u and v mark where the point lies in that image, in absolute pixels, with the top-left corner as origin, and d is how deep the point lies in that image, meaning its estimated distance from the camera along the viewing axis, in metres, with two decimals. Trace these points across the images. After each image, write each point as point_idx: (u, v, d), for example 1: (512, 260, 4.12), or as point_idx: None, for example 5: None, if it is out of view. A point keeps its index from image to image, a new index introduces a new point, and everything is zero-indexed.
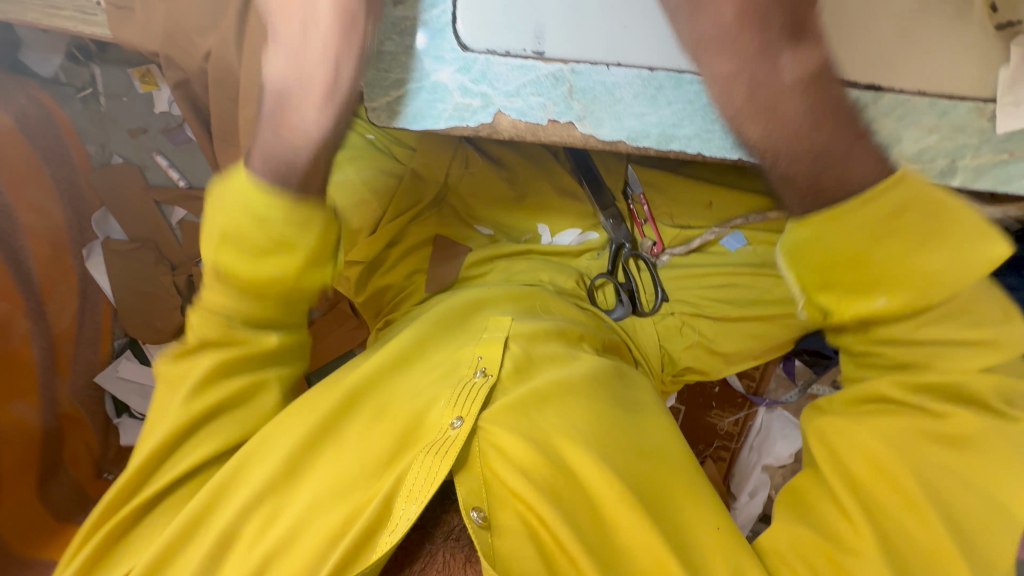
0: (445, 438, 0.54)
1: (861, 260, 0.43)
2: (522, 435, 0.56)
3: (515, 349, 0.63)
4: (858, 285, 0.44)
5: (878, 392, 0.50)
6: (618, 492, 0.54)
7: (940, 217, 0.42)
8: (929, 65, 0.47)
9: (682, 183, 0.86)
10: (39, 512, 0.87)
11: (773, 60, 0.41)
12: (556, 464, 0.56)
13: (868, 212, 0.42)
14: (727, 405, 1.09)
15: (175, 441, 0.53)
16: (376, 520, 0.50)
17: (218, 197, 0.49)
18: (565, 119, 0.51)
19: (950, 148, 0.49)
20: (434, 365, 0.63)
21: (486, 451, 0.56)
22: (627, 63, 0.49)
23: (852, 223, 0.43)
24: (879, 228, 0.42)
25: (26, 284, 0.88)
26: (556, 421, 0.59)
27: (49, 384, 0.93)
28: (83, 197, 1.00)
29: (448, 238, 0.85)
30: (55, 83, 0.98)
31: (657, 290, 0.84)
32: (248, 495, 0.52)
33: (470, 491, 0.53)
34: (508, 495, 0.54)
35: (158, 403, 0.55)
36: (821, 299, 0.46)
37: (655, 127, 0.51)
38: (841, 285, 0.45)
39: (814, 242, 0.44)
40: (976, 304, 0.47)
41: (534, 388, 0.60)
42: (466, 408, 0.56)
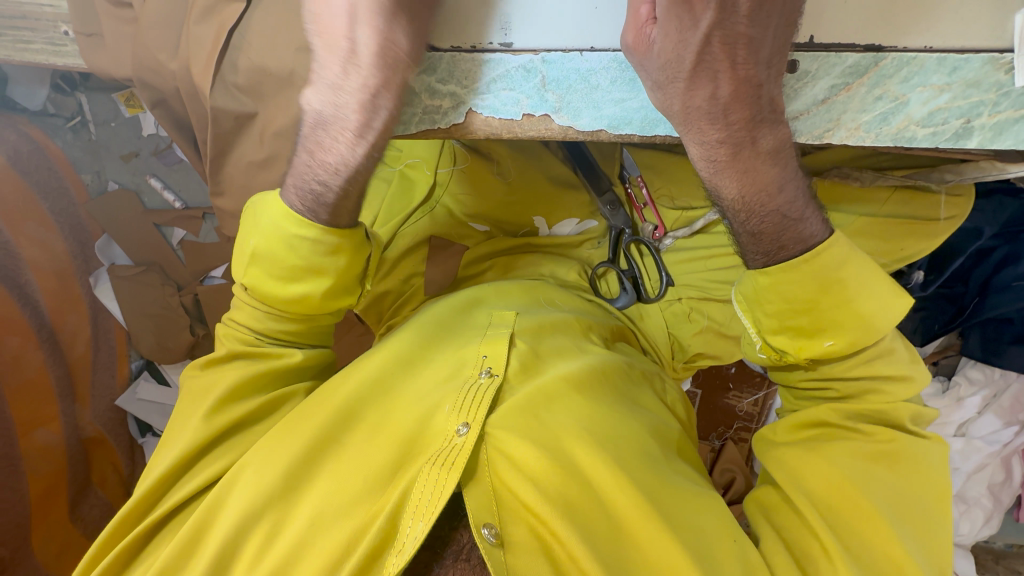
0: (452, 446, 0.53)
1: (811, 308, 0.49)
2: (531, 440, 0.54)
3: (521, 345, 0.62)
4: (807, 330, 0.51)
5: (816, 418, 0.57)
6: (631, 496, 0.53)
7: (872, 274, 0.49)
8: (936, 17, 0.42)
9: (680, 163, 0.82)
10: (72, 532, 0.92)
11: (756, 132, 0.44)
12: (568, 471, 0.53)
13: (815, 277, 0.48)
14: (745, 386, 1.04)
15: (187, 463, 0.57)
16: (382, 540, 0.50)
17: (259, 220, 0.56)
18: (541, 113, 0.49)
19: (964, 107, 0.44)
20: (439, 366, 0.61)
21: (496, 463, 0.54)
22: (600, 46, 0.46)
23: (801, 285, 0.49)
24: (824, 282, 0.48)
25: (36, 317, 0.89)
26: (566, 421, 0.56)
27: (70, 411, 0.95)
28: (84, 226, 1.01)
29: (443, 238, 0.82)
30: (43, 115, 1.00)
31: (662, 274, 0.80)
32: (243, 515, 0.52)
33: (480, 506, 0.51)
34: (519, 506, 0.52)
35: (173, 425, 0.60)
36: (780, 340, 0.53)
37: (637, 112, 0.48)
38: (797, 328, 0.51)
39: (772, 290, 0.50)
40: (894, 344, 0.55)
41: (541, 386, 0.58)
42: (471, 414, 0.55)
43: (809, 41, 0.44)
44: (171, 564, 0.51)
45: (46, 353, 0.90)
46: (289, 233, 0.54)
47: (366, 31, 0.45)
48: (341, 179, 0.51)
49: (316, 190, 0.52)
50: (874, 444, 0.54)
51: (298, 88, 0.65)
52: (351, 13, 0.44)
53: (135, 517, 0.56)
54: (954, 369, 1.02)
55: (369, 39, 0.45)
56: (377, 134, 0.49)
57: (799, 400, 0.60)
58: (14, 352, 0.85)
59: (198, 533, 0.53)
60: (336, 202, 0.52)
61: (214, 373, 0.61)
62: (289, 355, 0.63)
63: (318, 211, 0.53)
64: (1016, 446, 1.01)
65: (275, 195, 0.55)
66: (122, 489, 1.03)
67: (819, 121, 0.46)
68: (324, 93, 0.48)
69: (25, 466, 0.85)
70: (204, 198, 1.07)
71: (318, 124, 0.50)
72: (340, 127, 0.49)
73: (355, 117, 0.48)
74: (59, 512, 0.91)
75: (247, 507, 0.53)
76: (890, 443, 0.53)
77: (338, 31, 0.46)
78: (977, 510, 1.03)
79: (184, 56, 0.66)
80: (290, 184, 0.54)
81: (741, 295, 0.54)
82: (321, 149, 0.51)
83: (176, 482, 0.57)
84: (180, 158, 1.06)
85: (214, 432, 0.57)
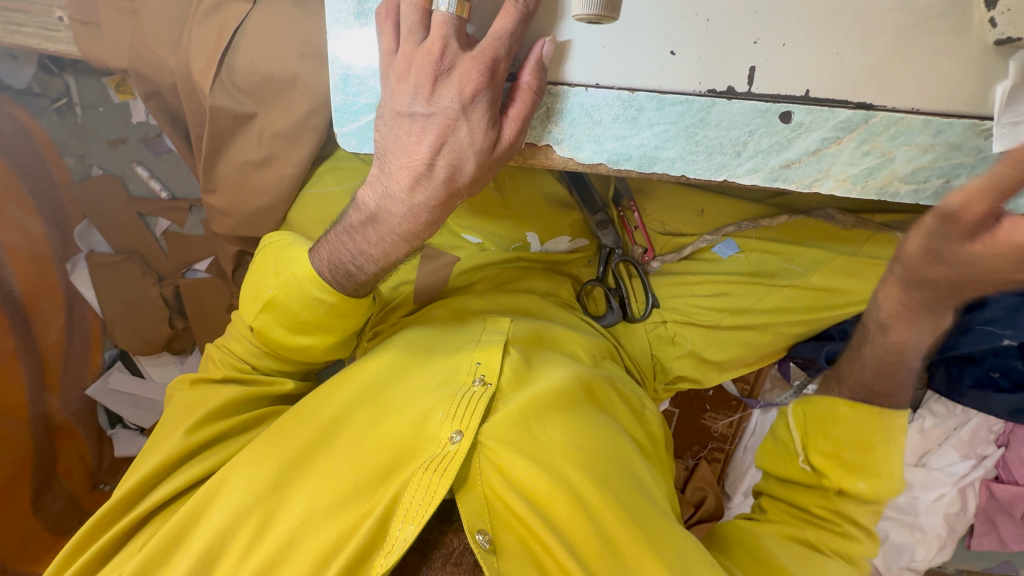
0: (444, 453, 0.54)
1: (865, 446, 0.60)
2: (527, 456, 0.55)
3: (513, 354, 0.63)
4: (850, 466, 0.60)
5: (786, 438, 0.66)
6: (615, 516, 0.54)
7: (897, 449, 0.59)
8: (924, 81, 0.44)
9: (674, 190, 0.83)
10: (31, 526, 0.89)
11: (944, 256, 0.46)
12: (562, 486, 0.55)
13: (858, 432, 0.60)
14: (721, 407, 1.07)
15: (166, 469, 0.57)
16: (371, 540, 0.50)
17: (275, 267, 0.56)
18: (544, 141, 0.49)
19: (945, 168, 0.46)
20: (433, 370, 0.61)
21: (490, 475, 0.55)
22: (605, 83, 0.46)
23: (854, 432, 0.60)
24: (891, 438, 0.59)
25: (9, 301, 0.87)
26: (557, 436, 0.57)
27: (39, 399, 0.93)
28: (65, 210, 0.98)
29: (436, 247, 0.83)
30: (28, 94, 0.97)
31: (647, 296, 0.82)
32: (232, 510, 0.52)
33: (474, 513, 0.53)
34: (511, 515, 0.54)
35: (160, 430, 0.60)
36: (813, 456, 0.62)
37: (636, 150, 0.48)
38: (844, 461, 0.60)
39: (820, 411, 0.63)
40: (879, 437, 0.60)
41: (533, 397, 0.59)
42: (465, 421, 0.55)
43: (804, 94, 0.45)
44: (149, 561, 0.50)
45: (17, 339, 0.88)
46: (310, 293, 0.53)
47: (451, 164, 0.46)
48: (378, 268, 0.52)
49: (350, 269, 0.52)
50: (846, 477, 0.60)
51: (300, 93, 0.65)
52: (437, 141, 0.46)
53: (108, 521, 0.55)
54: (919, 401, 1.08)
55: (447, 169, 0.47)
56: (420, 242, 0.51)
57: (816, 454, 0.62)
58: None
59: (175, 534, 0.52)
60: (368, 283, 0.53)
61: (207, 388, 0.62)
62: (280, 383, 0.64)
63: (345, 278, 0.53)
64: (973, 478, 1.06)
65: (305, 255, 0.55)
66: (86, 482, 1.01)
67: (809, 170, 0.47)
68: (382, 193, 0.49)
69: None
70: (193, 190, 1.05)
71: (369, 215, 0.51)
72: (392, 227, 0.50)
73: (405, 225, 0.50)
74: (20, 503, 0.88)
75: (237, 504, 0.52)
76: (863, 484, 0.59)
77: (415, 152, 0.47)
78: (932, 537, 1.07)
79: (184, 52, 0.65)
80: (323, 254, 0.53)
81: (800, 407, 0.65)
82: (366, 242, 0.51)
83: (157, 482, 0.57)
84: (169, 148, 1.03)
85: (196, 442, 0.57)
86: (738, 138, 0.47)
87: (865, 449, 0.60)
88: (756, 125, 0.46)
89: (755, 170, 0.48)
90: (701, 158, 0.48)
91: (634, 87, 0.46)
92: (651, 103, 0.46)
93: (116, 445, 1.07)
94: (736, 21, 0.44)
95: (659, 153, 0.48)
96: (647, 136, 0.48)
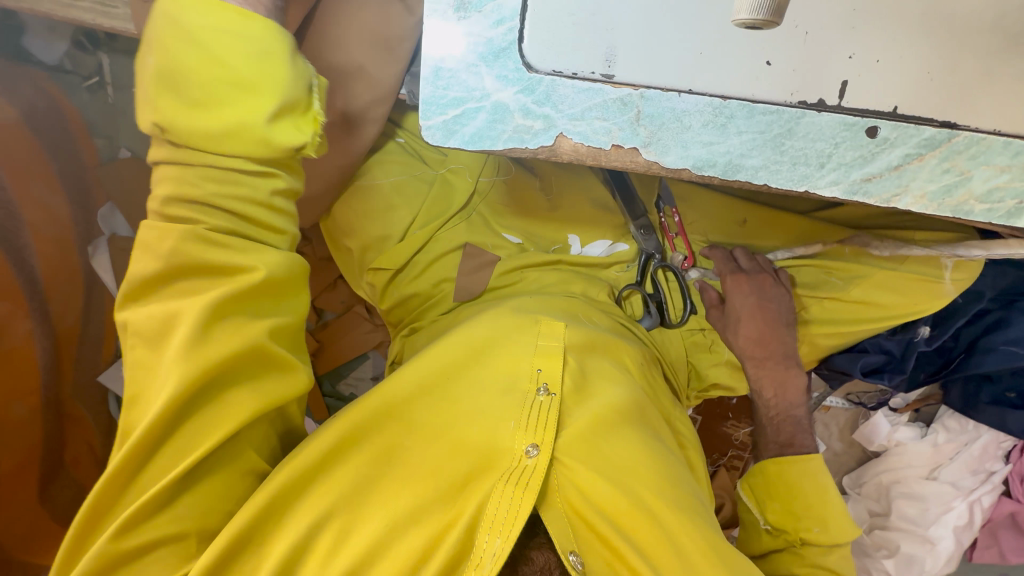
0: (522, 466, 0.54)
1: (798, 495, 0.72)
2: (601, 473, 0.56)
3: (572, 364, 0.62)
4: (798, 516, 0.71)
5: (745, 510, 0.77)
6: (693, 535, 0.55)
7: (822, 491, 0.72)
8: (1009, 104, 0.45)
9: (716, 199, 0.84)
10: (39, 516, 0.86)
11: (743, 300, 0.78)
12: (638, 505, 0.55)
13: (787, 484, 0.73)
14: (743, 416, 1.09)
15: (173, 419, 0.46)
16: (459, 550, 0.50)
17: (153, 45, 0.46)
18: (630, 145, 0.48)
19: (1020, 189, 0.48)
20: (493, 377, 0.60)
21: (567, 491, 0.56)
22: (698, 90, 0.46)
23: (781, 487, 0.73)
24: (811, 482, 0.72)
25: (29, 282, 0.84)
26: (627, 453, 0.58)
27: (51, 383, 0.90)
28: (90, 191, 0.96)
29: (477, 245, 0.82)
30: (61, 71, 0.94)
31: (686, 302, 0.82)
32: (313, 516, 0.50)
33: (563, 533, 0.53)
34: (592, 533, 0.55)
35: (141, 364, 0.47)
36: (770, 516, 0.74)
37: (722, 157, 0.48)
38: (790, 511, 0.72)
39: (756, 481, 0.76)
40: (810, 487, 0.72)
41: (600, 414, 0.59)
42: (540, 436, 0.55)
43: (892, 111, 0.46)
44: (221, 555, 0.46)
45: (35, 321, 0.85)
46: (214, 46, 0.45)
47: None
48: None
49: None
50: (801, 525, 0.71)
51: (363, 84, 0.66)
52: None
53: (117, 492, 0.46)
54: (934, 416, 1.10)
55: None
56: None
57: (768, 513, 0.74)
58: (3, 317, 0.80)
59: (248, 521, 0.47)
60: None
61: (169, 300, 0.48)
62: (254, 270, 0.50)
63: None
64: (981, 493, 1.09)
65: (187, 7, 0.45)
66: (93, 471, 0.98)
67: (888, 185, 0.48)
68: None
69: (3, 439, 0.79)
70: None
71: None
72: None
73: None
74: (25, 495, 0.84)
75: (319, 509, 0.50)
76: (817, 529, 0.70)
77: None
78: (942, 550, 1.11)
79: None
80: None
81: (746, 484, 0.77)
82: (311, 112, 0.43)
83: (175, 436, 0.47)
84: None
85: (200, 379, 0.46)
86: (824, 150, 0.47)
87: (800, 498, 0.72)
88: (843, 139, 0.47)
89: (836, 183, 0.48)
90: (786, 168, 0.48)
91: (726, 94, 0.46)
92: (741, 111, 0.47)
93: None
94: (832, 35, 0.45)
95: (744, 161, 0.48)
96: (733, 143, 0.48)
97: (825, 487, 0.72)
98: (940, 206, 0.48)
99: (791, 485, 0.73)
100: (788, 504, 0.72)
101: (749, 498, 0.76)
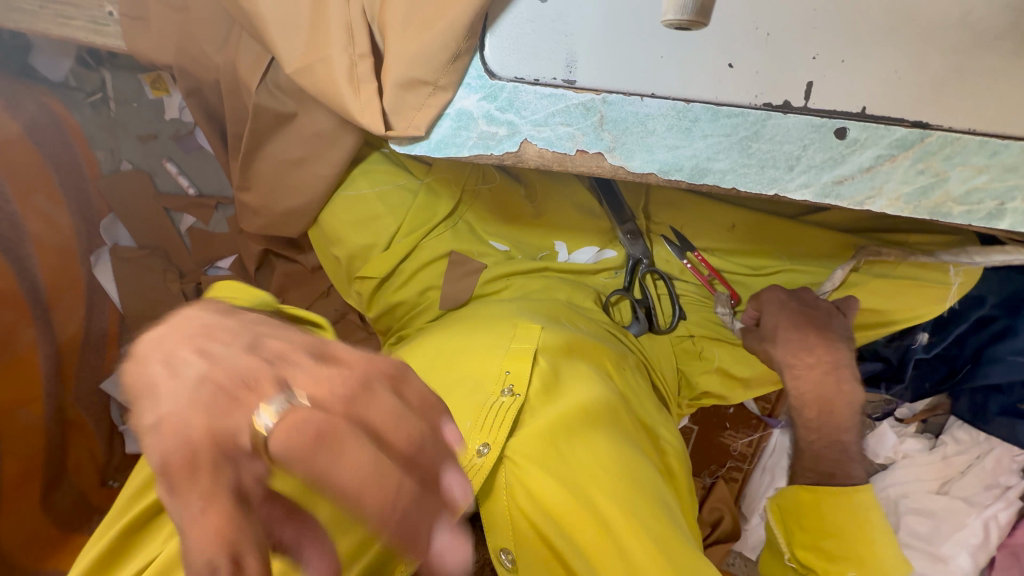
0: (473, 465, 0.54)
1: (838, 533, 0.63)
2: (553, 473, 0.55)
3: (543, 364, 0.63)
4: (834, 556, 0.63)
5: (772, 536, 0.71)
6: (645, 544, 0.53)
7: (865, 528, 0.63)
8: (982, 102, 0.44)
9: (706, 204, 0.81)
10: (41, 522, 0.88)
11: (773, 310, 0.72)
12: (587, 508, 0.54)
13: (826, 519, 0.64)
14: (741, 426, 1.06)
15: None
16: (390, 552, 0.47)
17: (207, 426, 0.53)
18: (594, 150, 0.48)
19: (1000, 190, 0.46)
20: (460, 377, 0.61)
21: (516, 491, 0.56)
22: (661, 94, 0.46)
23: (819, 520, 0.64)
24: (856, 520, 0.63)
25: (32, 292, 0.87)
26: (585, 455, 0.57)
27: (54, 392, 0.92)
28: (92, 203, 0.99)
29: (462, 253, 0.82)
30: (65, 88, 0.97)
31: (675, 308, 0.81)
32: None
33: (502, 534, 0.56)
34: (535, 534, 0.55)
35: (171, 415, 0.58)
36: (801, 550, 0.66)
37: (689, 160, 0.47)
38: (825, 549, 0.64)
39: (789, 506, 0.68)
40: (852, 521, 0.63)
41: (562, 414, 0.59)
42: (493, 435, 0.56)
43: (860, 112, 0.45)
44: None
45: (38, 331, 0.88)
46: None
47: None
48: None
49: None
50: (836, 568, 0.63)
51: None
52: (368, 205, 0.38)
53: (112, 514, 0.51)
54: (941, 428, 1.07)
55: None
56: None
57: (799, 548, 0.66)
58: (6, 326, 0.83)
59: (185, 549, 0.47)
60: None
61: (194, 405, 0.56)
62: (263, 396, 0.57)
63: None
64: (999, 511, 1.03)
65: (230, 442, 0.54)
66: (95, 479, 1.00)
67: (861, 187, 0.47)
68: None
69: (5, 447, 0.82)
70: (222, 188, 1.05)
71: None
72: None
73: None
74: (27, 503, 0.86)
75: None
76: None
77: None
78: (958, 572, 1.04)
79: (231, 51, 0.66)
80: None
81: (778, 507, 0.70)
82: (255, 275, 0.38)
83: None
84: (200, 146, 1.04)
85: None
86: (792, 152, 0.46)
87: (839, 535, 0.63)
88: (811, 140, 0.46)
89: (806, 186, 0.47)
90: (754, 171, 0.47)
91: (690, 98, 0.46)
92: (706, 114, 0.46)
93: (126, 442, 1.06)
94: (795, 37, 0.45)
95: (711, 164, 0.47)
96: (699, 146, 0.47)
97: (873, 528, 0.63)
98: (915, 207, 0.47)
99: (829, 518, 0.64)
100: (824, 537, 0.64)
101: (778, 522, 0.69)
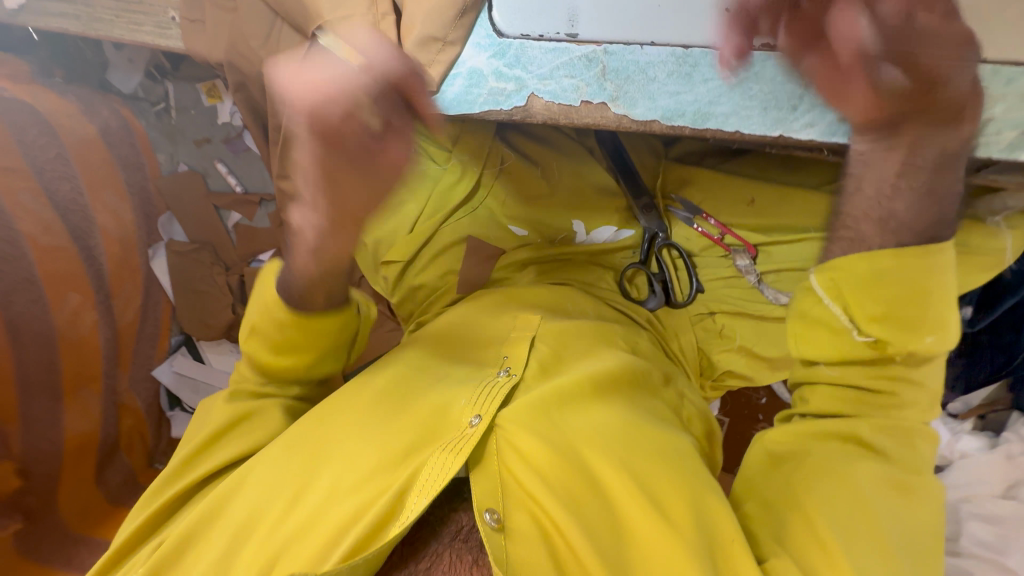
0: (463, 435, 0.54)
1: (920, 303, 0.50)
2: (544, 438, 0.55)
3: (541, 348, 0.63)
4: (900, 332, 0.51)
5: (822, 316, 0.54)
6: (639, 502, 0.53)
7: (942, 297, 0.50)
8: (994, 28, 0.44)
9: (724, 178, 0.80)
10: (96, 495, 0.93)
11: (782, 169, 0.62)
12: (579, 472, 0.54)
13: (907, 282, 0.49)
14: (775, 418, 1.02)
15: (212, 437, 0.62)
16: (385, 515, 0.51)
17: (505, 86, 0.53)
18: (598, 100, 0.50)
19: (1019, 118, 0.46)
20: (467, 358, 0.63)
21: (507, 456, 0.54)
22: (660, 41, 0.49)
23: (899, 286, 0.49)
24: (943, 293, 0.50)
25: (97, 278, 0.96)
26: (580, 426, 0.57)
27: (112, 374, 1.00)
28: (152, 201, 1.10)
29: (480, 238, 0.85)
30: (134, 99, 1.09)
31: (692, 280, 0.79)
32: (270, 477, 0.56)
33: (486, 492, 0.53)
34: (524, 495, 0.53)
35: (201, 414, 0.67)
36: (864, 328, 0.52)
37: (690, 105, 0.49)
38: (897, 325, 0.51)
39: (868, 269, 0.50)
40: (937, 303, 0.50)
41: (557, 386, 0.59)
42: (484, 407, 0.55)
43: None
44: (198, 521, 0.55)
45: (99, 314, 0.96)
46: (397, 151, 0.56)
47: None
48: None
49: None
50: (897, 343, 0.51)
51: None
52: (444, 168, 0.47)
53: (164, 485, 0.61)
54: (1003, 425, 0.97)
55: None
56: None
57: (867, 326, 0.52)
58: (74, 308, 0.92)
59: (219, 500, 0.56)
60: None
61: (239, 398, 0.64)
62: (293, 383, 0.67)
63: None
64: None
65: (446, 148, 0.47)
66: (145, 460, 1.05)
67: None
68: None
69: (65, 420, 0.89)
70: (264, 185, 1.13)
71: None
72: None
73: None
74: (84, 474, 0.92)
75: (272, 474, 0.56)
76: (926, 341, 0.51)
77: None
78: None
79: (273, 44, 0.73)
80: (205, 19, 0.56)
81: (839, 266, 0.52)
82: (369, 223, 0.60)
83: (204, 449, 0.62)
84: (247, 147, 1.13)
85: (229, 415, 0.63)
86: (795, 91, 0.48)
87: (915, 303, 0.50)
88: None
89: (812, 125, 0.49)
90: (756, 113, 0.49)
91: (688, 44, 0.48)
92: (705, 58, 0.48)
93: (173, 426, 1.11)
94: None
95: (713, 108, 0.49)
96: (700, 92, 0.49)
97: (948, 316, 0.51)
98: None
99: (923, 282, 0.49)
100: (902, 314, 0.50)
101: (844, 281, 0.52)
